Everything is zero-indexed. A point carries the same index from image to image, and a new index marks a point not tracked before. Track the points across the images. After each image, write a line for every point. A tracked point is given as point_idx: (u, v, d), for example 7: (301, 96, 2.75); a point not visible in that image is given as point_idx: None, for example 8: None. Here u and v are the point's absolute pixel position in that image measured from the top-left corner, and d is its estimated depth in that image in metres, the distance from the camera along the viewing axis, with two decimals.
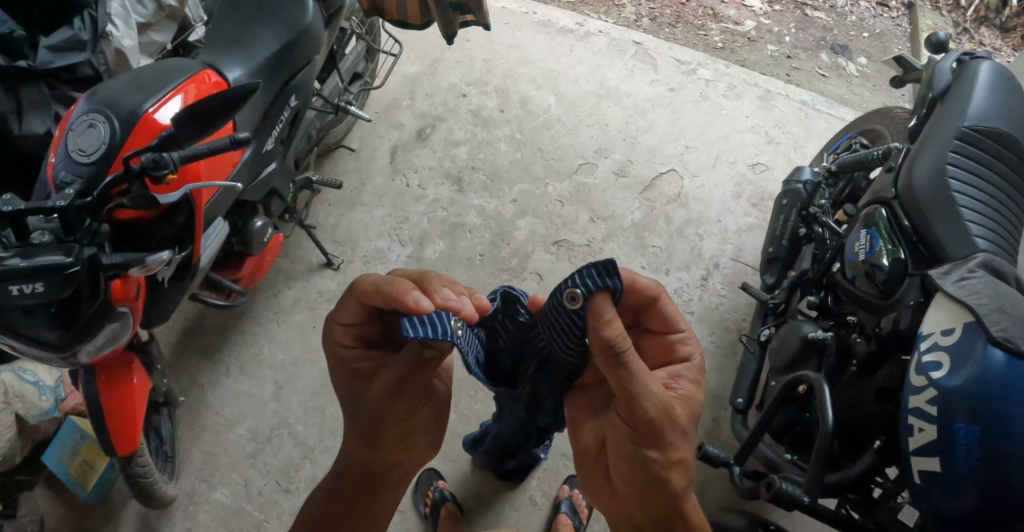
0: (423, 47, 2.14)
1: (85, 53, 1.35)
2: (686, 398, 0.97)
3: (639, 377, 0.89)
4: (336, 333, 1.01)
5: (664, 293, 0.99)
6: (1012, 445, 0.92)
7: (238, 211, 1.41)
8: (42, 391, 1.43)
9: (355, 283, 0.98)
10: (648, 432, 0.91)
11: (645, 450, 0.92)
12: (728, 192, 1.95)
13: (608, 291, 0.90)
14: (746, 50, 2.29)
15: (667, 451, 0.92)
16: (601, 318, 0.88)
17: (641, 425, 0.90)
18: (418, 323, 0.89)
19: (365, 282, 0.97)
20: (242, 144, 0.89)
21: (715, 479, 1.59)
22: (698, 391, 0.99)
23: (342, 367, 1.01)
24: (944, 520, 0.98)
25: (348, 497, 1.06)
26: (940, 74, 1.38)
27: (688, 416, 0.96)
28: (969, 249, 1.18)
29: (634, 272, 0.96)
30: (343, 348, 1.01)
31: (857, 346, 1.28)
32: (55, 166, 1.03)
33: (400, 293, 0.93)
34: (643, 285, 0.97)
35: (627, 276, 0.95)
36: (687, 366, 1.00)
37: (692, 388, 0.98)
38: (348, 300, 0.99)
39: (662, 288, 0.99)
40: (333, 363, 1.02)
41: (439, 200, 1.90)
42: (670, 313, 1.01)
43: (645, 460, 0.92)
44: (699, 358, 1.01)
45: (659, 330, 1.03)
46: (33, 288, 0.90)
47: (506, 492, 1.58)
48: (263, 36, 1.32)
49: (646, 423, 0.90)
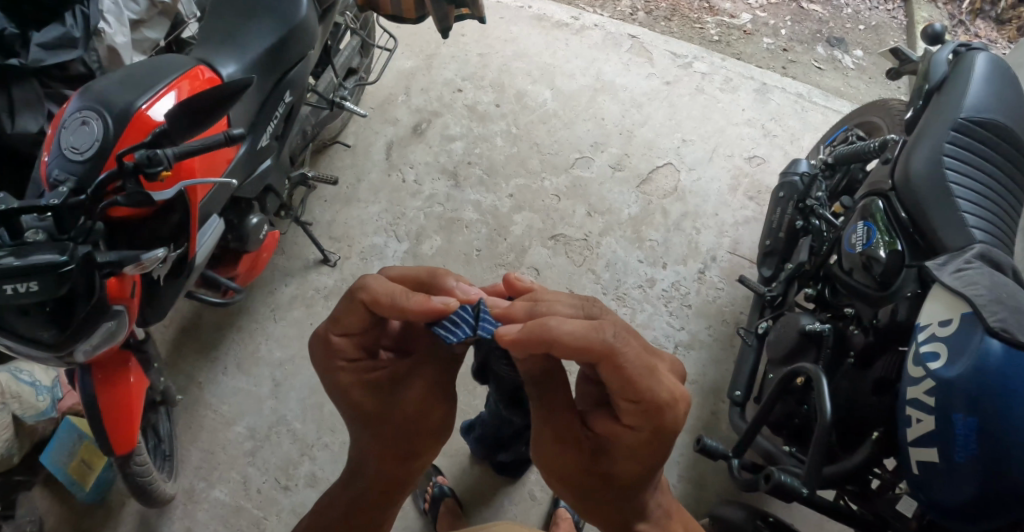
0: (418, 42, 2.13)
1: (79, 50, 1.34)
2: (611, 460, 0.98)
3: (547, 426, 0.98)
4: (338, 346, 1.00)
5: (606, 354, 0.87)
6: (1009, 434, 0.92)
7: (233, 208, 1.40)
8: (39, 391, 1.42)
9: (360, 286, 0.94)
10: (557, 472, 1.01)
11: (558, 482, 1.03)
12: (725, 185, 1.95)
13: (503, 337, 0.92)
14: (742, 43, 2.28)
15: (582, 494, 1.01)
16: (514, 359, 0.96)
17: (549, 465, 1.01)
18: (454, 328, 0.93)
19: (379, 288, 0.93)
20: (236, 140, 0.89)
21: (713, 471, 1.60)
22: (632, 458, 0.96)
23: (344, 385, 1.00)
24: (943, 510, 0.98)
25: (360, 512, 1.06)
26: (936, 66, 1.37)
27: (602, 476, 0.99)
28: (966, 241, 1.18)
29: (553, 335, 0.86)
30: (340, 361, 1.00)
31: (855, 338, 1.28)
32: (49, 165, 1.02)
33: (421, 302, 0.91)
34: (568, 343, 0.86)
35: (539, 336, 0.87)
36: (632, 432, 0.94)
37: (626, 454, 0.96)
38: (350, 304, 0.96)
39: (605, 349, 0.87)
40: (320, 367, 1.02)
41: (435, 196, 1.89)
42: (624, 377, 0.89)
43: (562, 489, 1.04)
44: (646, 429, 0.93)
45: (621, 391, 0.91)
46: (27, 287, 0.89)
47: (505, 487, 1.58)
48: (254, 31, 1.31)
49: (550, 465, 1.01)
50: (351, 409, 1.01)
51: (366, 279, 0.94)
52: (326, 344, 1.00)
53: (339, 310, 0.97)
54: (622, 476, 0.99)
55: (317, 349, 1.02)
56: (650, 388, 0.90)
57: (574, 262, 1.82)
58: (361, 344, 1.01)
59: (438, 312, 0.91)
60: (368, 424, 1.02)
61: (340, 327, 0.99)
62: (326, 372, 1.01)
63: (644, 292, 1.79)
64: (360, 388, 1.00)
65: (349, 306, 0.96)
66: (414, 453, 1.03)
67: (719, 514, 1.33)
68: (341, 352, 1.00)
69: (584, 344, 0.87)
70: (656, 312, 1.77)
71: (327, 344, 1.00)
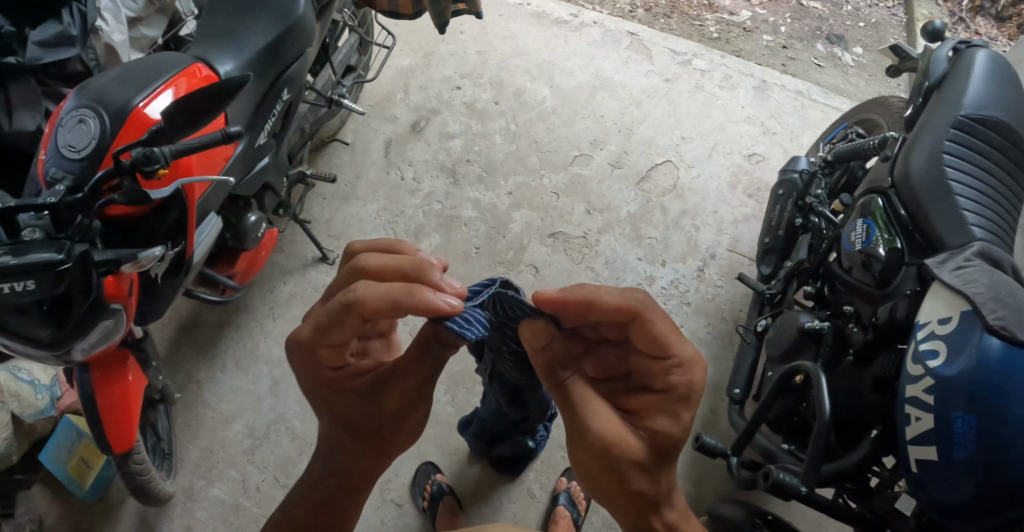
0: (417, 40, 2.12)
1: (77, 48, 1.33)
2: (651, 433, 0.90)
3: (581, 408, 0.91)
4: (321, 355, 0.95)
5: (638, 309, 0.90)
6: (1008, 432, 0.92)
7: (230, 207, 1.40)
8: (37, 390, 1.42)
9: (354, 299, 0.88)
10: (598, 464, 0.90)
11: (598, 479, 0.92)
12: (724, 182, 1.95)
13: (529, 315, 0.95)
14: (741, 40, 2.28)
15: (613, 479, 0.90)
16: (536, 346, 0.94)
17: (589, 456, 0.91)
18: (467, 325, 0.91)
19: (374, 298, 0.87)
20: (233, 138, 0.89)
21: (711, 469, 1.60)
22: (672, 428, 0.89)
23: (325, 388, 0.98)
24: (943, 508, 0.98)
25: (336, 518, 0.99)
26: (936, 63, 1.37)
27: (647, 452, 0.90)
28: (965, 238, 1.18)
29: (594, 292, 0.90)
30: (324, 368, 0.97)
31: (854, 336, 1.28)
32: (46, 163, 1.02)
33: (422, 301, 0.87)
34: (606, 303, 0.90)
35: (581, 296, 0.90)
36: (665, 399, 0.90)
37: (664, 424, 0.89)
38: (346, 315, 0.89)
39: (636, 304, 0.90)
40: (302, 371, 0.97)
41: (434, 194, 1.89)
42: (652, 332, 0.90)
43: (603, 488, 0.92)
44: (681, 391, 0.89)
45: (648, 351, 0.92)
46: (24, 286, 0.89)
47: (505, 485, 1.58)
48: (252, 29, 1.31)
49: (590, 454, 0.90)
50: (332, 413, 0.98)
51: (358, 288, 0.88)
52: (308, 351, 0.95)
53: (329, 321, 0.91)
54: (666, 450, 0.90)
55: (298, 353, 0.96)
56: (679, 346, 0.91)
57: (573, 260, 1.81)
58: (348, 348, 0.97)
59: (444, 313, 0.88)
60: (348, 428, 0.98)
61: (326, 340, 0.93)
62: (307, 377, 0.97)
63: (644, 289, 1.79)
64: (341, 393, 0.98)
65: (342, 317, 0.90)
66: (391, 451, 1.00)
67: (718, 513, 1.33)
68: (326, 357, 0.96)
69: (619, 302, 0.90)
70: None
71: (309, 349, 0.95)
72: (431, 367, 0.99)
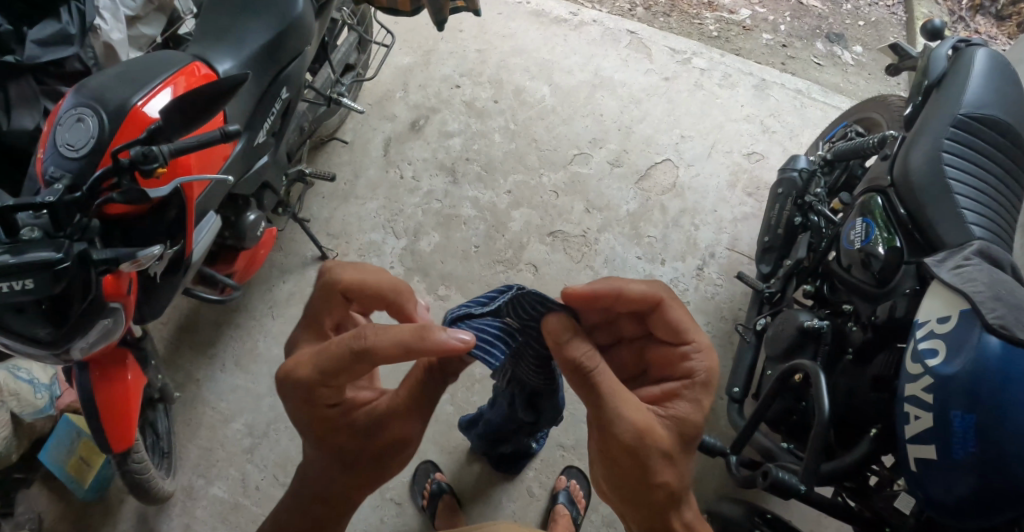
0: (416, 38, 2.12)
1: (75, 47, 1.34)
2: (677, 420, 0.92)
3: (611, 401, 0.89)
4: (323, 395, 0.91)
5: (661, 298, 0.96)
6: (1008, 431, 0.92)
7: (230, 205, 1.40)
8: (37, 389, 1.42)
9: (365, 347, 0.85)
10: (627, 457, 0.90)
11: (623, 471, 0.92)
12: (724, 180, 1.95)
13: (551, 309, 0.94)
14: (741, 39, 2.28)
15: (640, 472, 0.91)
16: (559, 340, 0.91)
17: (618, 448, 0.90)
18: (490, 352, 0.95)
19: (388, 344, 0.85)
20: (232, 136, 0.89)
21: (711, 468, 1.60)
22: (697, 413, 0.93)
23: (320, 425, 0.94)
24: (942, 507, 0.98)
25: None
26: (936, 61, 1.37)
27: (674, 439, 0.92)
28: (965, 237, 1.18)
29: (623, 282, 0.95)
30: (322, 406, 0.92)
31: (853, 334, 1.28)
32: (44, 161, 1.02)
33: (436, 345, 0.85)
34: (633, 293, 0.95)
35: (611, 285, 0.94)
36: (688, 384, 0.95)
37: (689, 409, 0.93)
38: (356, 362, 0.87)
39: (659, 293, 0.97)
40: (295, 407, 0.93)
41: (433, 192, 1.89)
42: (674, 320, 0.97)
43: (625, 480, 0.93)
44: (702, 375, 0.95)
45: (667, 339, 0.98)
46: (23, 285, 0.88)
47: (504, 483, 1.58)
48: (251, 27, 1.30)
49: (621, 448, 0.89)
50: (325, 447, 0.96)
51: (368, 334, 0.86)
52: (308, 390, 0.91)
53: (337, 360, 0.88)
54: (690, 438, 0.93)
55: (294, 392, 0.92)
56: (697, 334, 0.97)
57: (572, 259, 1.81)
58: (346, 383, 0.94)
59: (458, 351, 0.86)
60: (341, 460, 0.97)
61: (330, 379, 0.89)
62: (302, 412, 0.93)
63: None
64: (337, 430, 0.94)
65: (351, 362, 0.87)
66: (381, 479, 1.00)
67: (717, 512, 1.33)
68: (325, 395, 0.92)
69: (645, 291, 0.95)
70: None
71: (309, 389, 0.90)
72: (427, 399, 0.98)
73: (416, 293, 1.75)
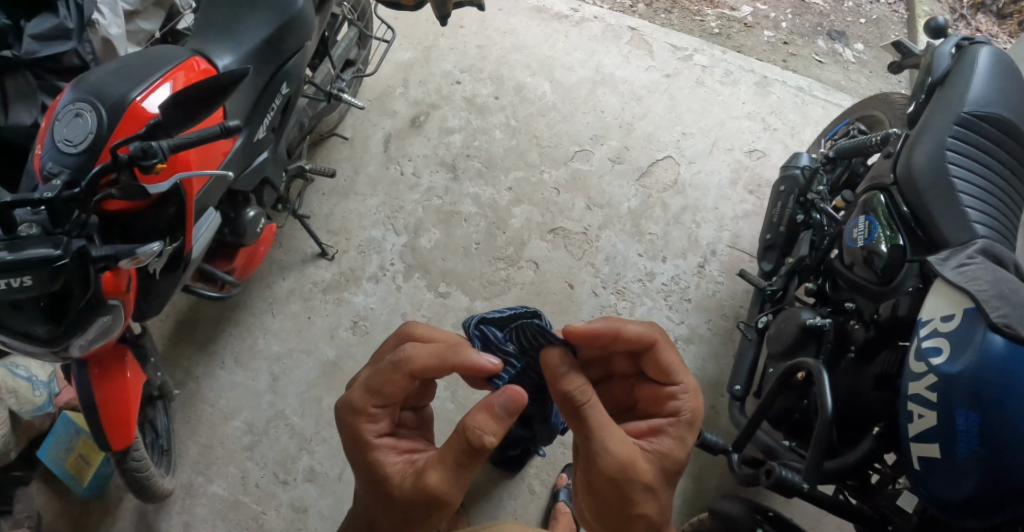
0: (417, 34, 2.11)
1: (73, 41, 1.32)
2: (660, 455, 0.98)
3: (600, 434, 0.93)
4: (369, 413, 0.99)
5: (656, 339, 1.02)
6: (1013, 429, 0.91)
7: (228, 202, 1.39)
8: (36, 386, 1.42)
9: (402, 357, 0.96)
10: (611, 488, 0.95)
11: (605, 501, 0.97)
12: (725, 178, 1.94)
13: (551, 342, 0.97)
14: (742, 36, 2.27)
15: (623, 504, 0.96)
16: (556, 371, 0.94)
17: (602, 480, 0.94)
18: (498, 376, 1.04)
19: (422, 355, 0.95)
20: (232, 132, 0.88)
21: (712, 466, 1.60)
22: (679, 449, 0.98)
23: (364, 455, 0.98)
24: (946, 507, 0.97)
25: None
26: (940, 59, 1.36)
27: (657, 473, 0.97)
28: (969, 235, 1.17)
29: (622, 321, 1.00)
30: (368, 434, 0.98)
31: (856, 332, 1.27)
32: (42, 157, 1.00)
33: (469, 361, 0.95)
34: (630, 333, 1.00)
35: (611, 326, 0.99)
36: (673, 422, 1.00)
37: (671, 445, 0.98)
38: (392, 374, 0.96)
39: (654, 334, 1.02)
40: (347, 440, 1.00)
41: (433, 189, 1.88)
42: (666, 361, 1.02)
43: (606, 509, 0.98)
44: (688, 414, 1.00)
45: (656, 378, 1.04)
46: (22, 282, 0.88)
47: (505, 481, 1.57)
48: (251, 22, 1.29)
49: (607, 479, 0.94)
50: (367, 486, 0.98)
51: (406, 349, 0.96)
52: (358, 415, 0.99)
53: (381, 381, 0.97)
54: (671, 473, 0.98)
55: (346, 419, 1.00)
56: (685, 375, 1.03)
57: (573, 256, 1.81)
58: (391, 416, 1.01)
59: (487, 372, 0.95)
60: (379, 501, 0.97)
61: (377, 398, 0.98)
62: (353, 437, 0.99)
63: (644, 285, 1.78)
64: (375, 464, 0.97)
65: (388, 376, 0.97)
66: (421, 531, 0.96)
67: (719, 510, 1.33)
68: (370, 423, 0.99)
69: (641, 332, 1.01)
70: (655, 306, 1.76)
71: (356, 413, 0.99)
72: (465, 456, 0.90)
73: (417, 290, 1.75)
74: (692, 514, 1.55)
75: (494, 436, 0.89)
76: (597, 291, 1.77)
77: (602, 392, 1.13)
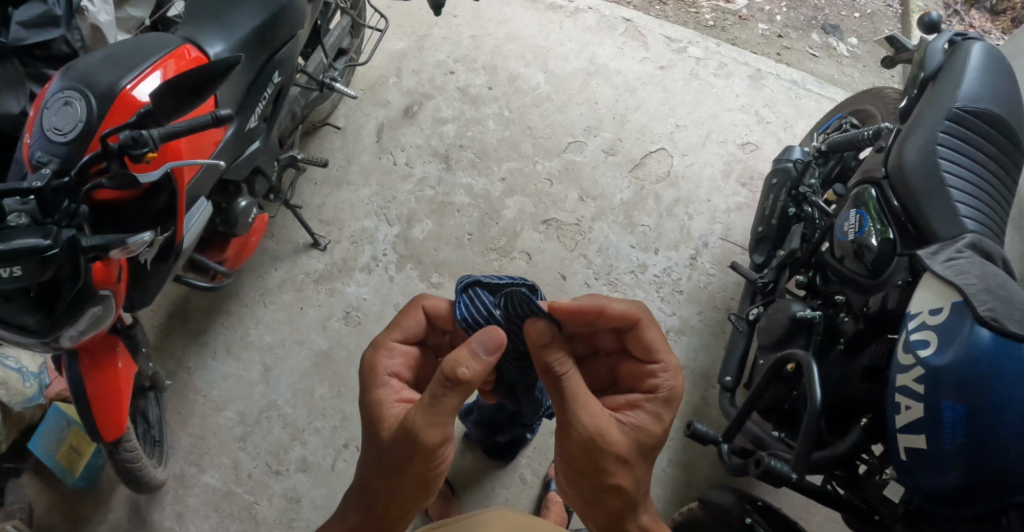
0: (410, 23, 2.09)
1: (61, 29, 1.31)
2: (635, 428, 0.99)
3: (573, 405, 0.96)
4: (388, 349, 1.04)
5: (639, 318, 1.02)
6: (998, 421, 0.92)
7: (221, 191, 1.38)
8: (26, 377, 1.40)
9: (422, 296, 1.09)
10: (584, 457, 0.96)
11: (580, 470, 0.98)
12: (718, 170, 1.94)
13: (537, 314, 0.99)
14: (737, 28, 2.26)
15: (594, 473, 0.97)
16: (537, 343, 0.97)
17: (575, 449, 0.96)
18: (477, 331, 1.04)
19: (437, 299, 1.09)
20: (223, 121, 0.87)
21: (703, 455, 1.61)
22: (655, 424, 0.99)
23: (369, 391, 1.00)
24: (931, 496, 0.99)
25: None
26: (931, 55, 1.35)
27: (631, 447, 0.98)
28: (958, 230, 1.18)
29: (606, 299, 1.00)
30: (383, 367, 1.02)
31: (845, 325, 1.29)
32: (31, 146, 1.00)
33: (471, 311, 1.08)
34: (614, 311, 1.01)
35: (594, 304, 1.00)
36: (650, 398, 1.01)
37: (646, 420, 0.99)
38: (409, 308, 1.07)
39: (638, 313, 1.03)
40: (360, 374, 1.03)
41: (426, 179, 1.88)
42: (647, 340, 1.03)
43: (580, 480, 0.99)
44: (665, 392, 1.01)
45: (638, 356, 1.05)
46: (11, 273, 0.87)
47: (496, 470, 1.59)
48: (242, 11, 1.28)
49: (579, 448, 0.96)
50: (363, 422, 0.99)
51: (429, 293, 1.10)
52: (377, 349, 1.04)
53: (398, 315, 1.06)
54: (646, 448, 0.98)
55: (366, 354, 1.04)
56: (667, 354, 1.03)
57: (566, 247, 1.81)
58: (408, 363, 1.05)
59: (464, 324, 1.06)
60: (372, 442, 0.97)
61: (398, 333, 1.05)
62: (368, 370, 1.02)
63: (636, 277, 1.79)
64: (375, 401, 0.98)
65: (407, 311, 1.07)
66: (407, 483, 0.95)
67: (708, 500, 1.33)
68: (388, 358, 1.03)
69: (625, 310, 1.01)
70: (648, 298, 1.77)
71: (376, 347, 1.04)
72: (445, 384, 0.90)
73: (410, 281, 1.75)
74: (681, 503, 1.57)
75: (469, 370, 0.90)
76: (589, 283, 1.77)
77: (586, 369, 1.14)
